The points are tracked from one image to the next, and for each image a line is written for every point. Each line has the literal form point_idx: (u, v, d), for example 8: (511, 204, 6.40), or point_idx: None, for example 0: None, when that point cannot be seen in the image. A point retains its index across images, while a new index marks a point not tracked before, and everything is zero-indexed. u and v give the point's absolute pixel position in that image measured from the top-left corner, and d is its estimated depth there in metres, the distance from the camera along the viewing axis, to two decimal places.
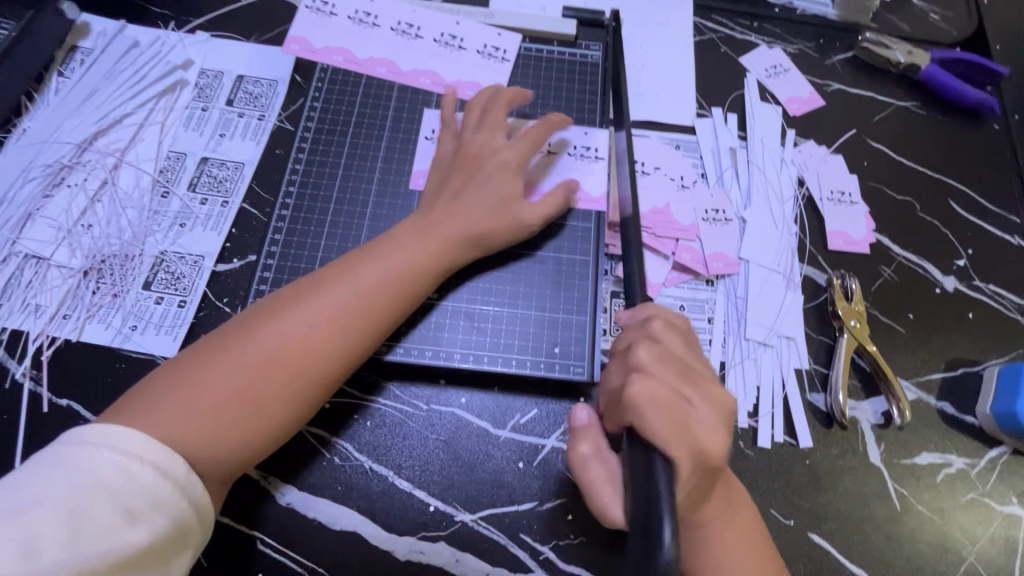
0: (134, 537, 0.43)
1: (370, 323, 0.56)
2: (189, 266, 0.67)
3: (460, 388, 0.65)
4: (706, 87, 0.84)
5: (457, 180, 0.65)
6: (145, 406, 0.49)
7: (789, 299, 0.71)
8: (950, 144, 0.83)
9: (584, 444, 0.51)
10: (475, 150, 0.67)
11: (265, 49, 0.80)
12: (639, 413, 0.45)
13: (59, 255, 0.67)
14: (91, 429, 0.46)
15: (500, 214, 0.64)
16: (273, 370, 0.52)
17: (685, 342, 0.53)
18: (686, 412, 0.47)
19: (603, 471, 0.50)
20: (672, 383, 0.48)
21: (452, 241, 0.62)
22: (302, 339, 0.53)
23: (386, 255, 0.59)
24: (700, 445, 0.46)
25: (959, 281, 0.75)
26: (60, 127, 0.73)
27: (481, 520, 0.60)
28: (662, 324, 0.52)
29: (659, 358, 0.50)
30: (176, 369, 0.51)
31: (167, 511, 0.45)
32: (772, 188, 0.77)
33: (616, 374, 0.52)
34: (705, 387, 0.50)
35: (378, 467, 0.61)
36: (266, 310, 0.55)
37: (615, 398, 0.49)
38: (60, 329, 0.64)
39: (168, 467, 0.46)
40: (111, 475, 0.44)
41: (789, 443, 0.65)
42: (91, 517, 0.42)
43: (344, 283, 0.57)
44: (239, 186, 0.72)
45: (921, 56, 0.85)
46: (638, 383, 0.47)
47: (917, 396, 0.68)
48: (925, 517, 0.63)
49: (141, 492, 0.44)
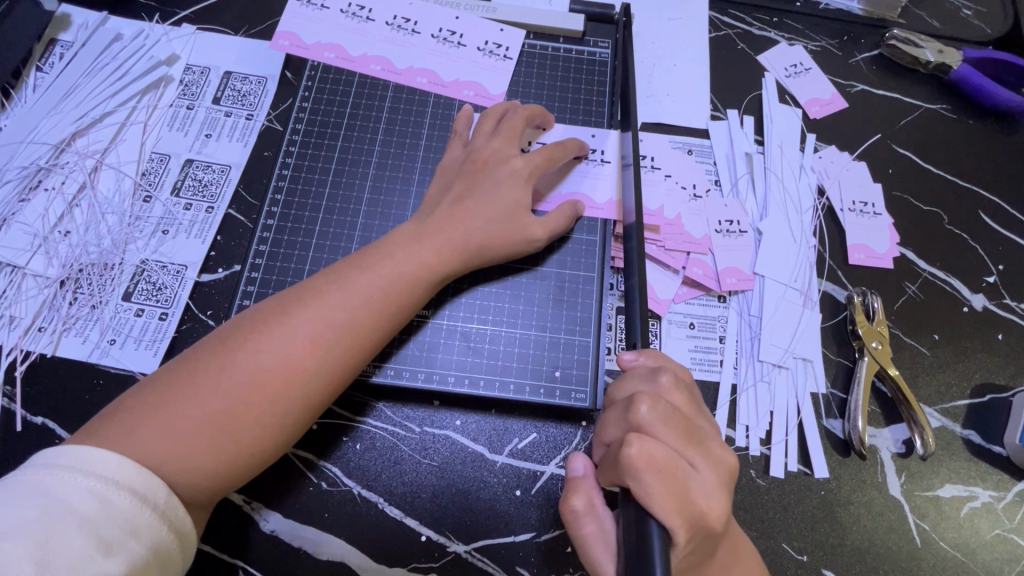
0: (108, 568, 0.39)
1: (360, 340, 0.53)
2: (172, 276, 0.64)
3: (455, 410, 0.61)
4: (721, 87, 0.79)
5: (458, 188, 0.61)
6: (119, 431, 0.45)
7: (807, 318, 0.67)
8: (982, 150, 0.78)
9: (579, 499, 0.48)
10: (477, 157, 0.63)
11: (255, 44, 0.75)
12: (639, 480, 0.42)
13: (35, 264, 0.64)
14: (61, 453, 0.43)
15: (506, 226, 0.60)
16: (256, 391, 0.48)
17: (691, 396, 0.49)
18: (685, 478, 0.43)
19: (595, 528, 0.48)
20: (673, 446, 0.44)
21: (453, 250, 0.58)
22: (288, 357, 0.50)
23: (379, 263, 0.55)
24: (696, 514, 0.43)
25: (989, 299, 0.70)
26: (38, 126, 0.69)
27: (475, 551, 0.57)
28: (671, 378, 0.48)
29: (663, 417, 0.45)
30: (153, 389, 0.48)
31: (144, 538, 0.41)
32: (790, 198, 0.72)
33: (613, 427, 0.47)
34: (708, 447, 0.46)
35: (367, 493, 0.58)
36: (249, 325, 0.51)
37: (613, 456, 0.45)
38: (35, 342, 0.61)
39: (147, 492, 0.43)
40: (83, 501, 0.40)
41: (804, 473, 0.61)
42: (62, 547, 0.38)
43: (333, 293, 0.53)
44: (225, 191, 0.68)
45: (952, 55, 0.79)
46: (638, 447, 0.42)
47: (941, 424, 0.64)
48: (947, 555, 0.59)
49: (116, 519, 0.41)
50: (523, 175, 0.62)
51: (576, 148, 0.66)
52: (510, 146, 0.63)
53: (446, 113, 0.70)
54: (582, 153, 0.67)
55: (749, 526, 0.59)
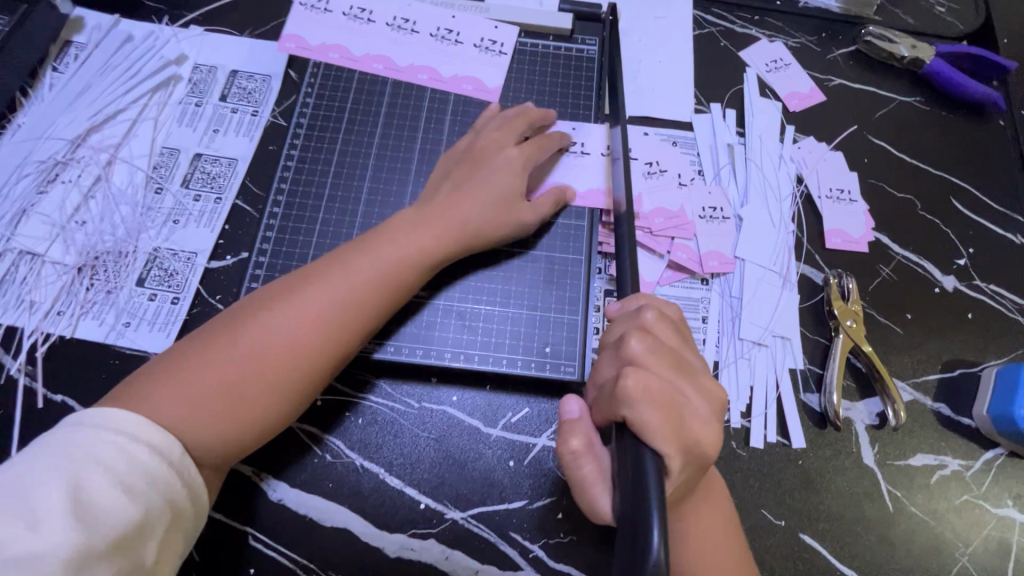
0: (130, 512, 0.43)
1: (362, 320, 0.56)
2: (183, 263, 0.68)
3: (452, 386, 0.65)
4: (705, 82, 0.82)
5: (455, 176, 0.65)
6: (139, 395, 0.49)
7: (785, 298, 0.70)
8: (953, 140, 0.81)
9: (575, 439, 0.49)
10: (474, 149, 0.66)
11: (259, 44, 0.79)
12: (634, 408, 0.44)
13: (53, 251, 0.67)
14: (82, 413, 0.46)
15: (498, 210, 0.64)
16: (265, 362, 0.52)
17: (677, 330, 0.52)
18: (679, 405, 0.46)
19: (593, 467, 0.49)
20: (662, 375, 0.48)
21: (449, 234, 0.61)
22: (295, 331, 0.53)
23: (380, 247, 0.59)
24: (691, 439, 0.46)
25: (959, 280, 0.74)
26: (54, 122, 0.73)
27: (471, 518, 0.60)
28: (655, 313, 0.51)
29: (651, 350, 0.49)
30: (170, 360, 0.52)
31: (161, 489, 0.45)
32: (769, 186, 0.76)
33: (607, 367, 0.51)
34: (697, 379, 0.50)
35: (369, 464, 0.62)
36: (259, 302, 0.55)
37: (608, 392, 0.48)
38: (54, 325, 0.64)
39: (163, 448, 0.46)
40: (105, 452, 0.44)
41: (782, 444, 0.65)
42: (89, 492, 0.42)
43: (339, 274, 0.57)
44: (233, 182, 0.72)
45: (925, 50, 0.84)
46: (633, 377, 0.46)
47: (913, 397, 0.68)
48: (918, 519, 0.63)
49: (136, 469, 0.44)
50: (515, 165, 0.66)
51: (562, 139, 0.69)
52: (507, 138, 0.67)
53: (442, 107, 0.74)
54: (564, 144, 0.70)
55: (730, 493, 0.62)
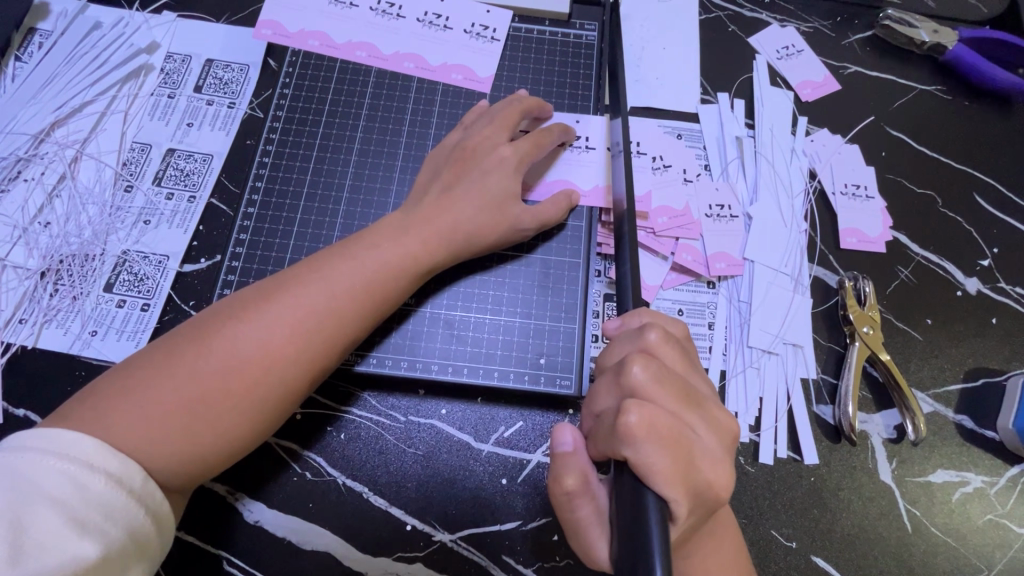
0: (85, 551, 0.38)
1: (341, 331, 0.52)
2: (153, 267, 0.63)
3: (440, 399, 0.61)
4: (712, 70, 0.77)
5: (446, 177, 0.60)
6: (95, 413, 0.45)
7: (797, 303, 0.66)
8: (977, 132, 0.76)
9: (570, 478, 0.45)
10: (466, 145, 0.61)
11: (236, 30, 0.74)
12: (637, 449, 0.40)
13: (15, 255, 0.63)
14: (33, 436, 0.42)
15: (494, 214, 0.59)
16: (234, 377, 0.48)
17: (683, 353, 0.47)
18: (687, 443, 0.42)
19: (589, 508, 0.46)
20: (670, 408, 0.43)
21: (439, 240, 0.57)
22: (267, 344, 0.49)
23: (362, 252, 0.55)
24: (698, 481, 0.42)
25: (983, 282, 0.69)
26: (17, 116, 0.68)
27: (460, 540, 0.56)
28: (660, 335, 0.46)
29: (657, 377, 0.43)
30: (130, 373, 0.47)
31: (121, 522, 0.41)
32: (781, 182, 0.71)
33: (607, 395, 0.45)
34: (706, 409, 0.45)
35: (351, 482, 0.58)
36: (229, 310, 0.51)
37: (607, 426, 0.44)
38: (16, 334, 0.60)
39: (123, 475, 0.42)
40: (57, 484, 0.40)
41: (793, 460, 0.61)
42: (37, 530, 0.38)
43: (317, 281, 0.52)
44: (207, 180, 0.67)
45: (948, 35, 0.78)
46: (637, 413, 0.41)
47: (933, 409, 0.63)
48: (939, 540, 0.59)
49: (92, 502, 0.40)
50: (510, 163, 0.61)
51: (562, 134, 0.65)
52: (501, 133, 0.62)
53: (430, 98, 0.69)
54: (566, 138, 0.66)
55: (737, 513, 0.58)
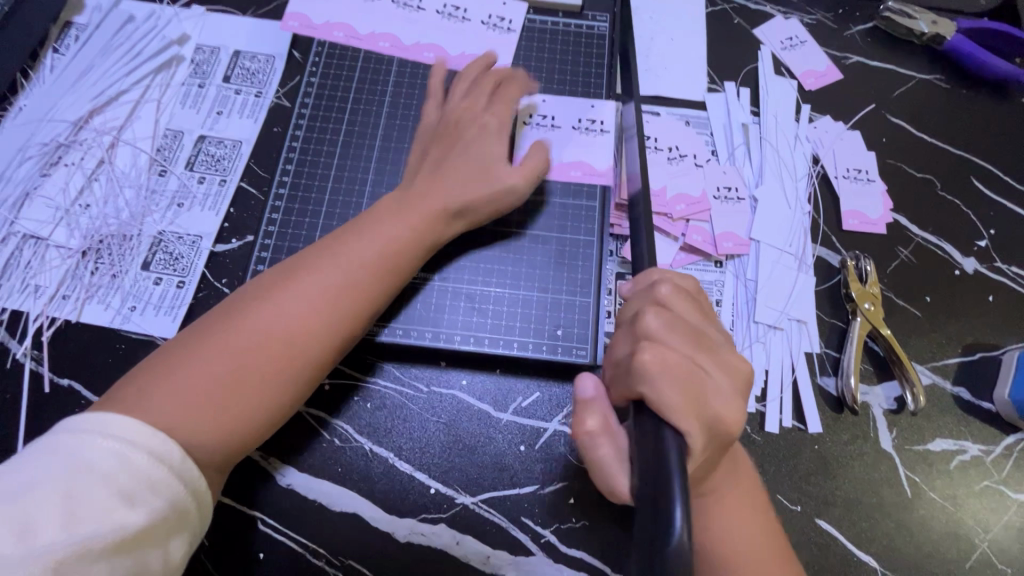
0: (130, 520, 0.42)
1: (356, 307, 0.56)
2: (188, 246, 0.67)
3: (461, 370, 0.64)
4: (718, 60, 0.80)
5: (435, 150, 0.64)
6: (133, 398, 0.48)
7: (801, 281, 0.69)
8: (974, 118, 0.79)
9: (591, 420, 0.47)
10: (452, 115, 0.65)
11: (263, 23, 0.77)
12: (651, 384, 0.43)
13: (57, 235, 0.67)
14: (82, 418, 0.45)
15: (478, 177, 0.62)
16: (261, 355, 0.51)
17: (694, 305, 0.50)
18: (700, 381, 0.45)
19: (611, 448, 0.46)
20: (681, 349, 0.46)
21: (438, 211, 0.60)
22: (288, 324, 0.53)
23: (370, 234, 0.58)
24: (715, 415, 0.44)
25: (980, 262, 0.72)
26: (56, 105, 0.72)
27: (482, 503, 0.60)
28: (671, 287, 0.50)
29: (670, 325, 0.47)
30: (160, 364, 0.50)
31: (162, 495, 0.44)
32: (785, 166, 0.74)
33: (624, 342, 0.49)
34: (719, 355, 0.48)
35: (378, 449, 0.61)
36: (250, 297, 0.54)
37: (625, 369, 0.46)
38: (59, 309, 0.64)
39: (162, 453, 0.45)
40: (104, 461, 0.42)
41: (798, 429, 0.63)
42: (87, 502, 0.41)
43: (330, 263, 0.56)
44: (237, 164, 0.71)
45: (946, 26, 0.80)
46: (650, 352, 0.45)
47: (932, 381, 0.66)
48: (937, 505, 0.61)
49: (135, 477, 0.43)
50: (493, 131, 0.64)
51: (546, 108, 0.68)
52: (493, 108, 0.66)
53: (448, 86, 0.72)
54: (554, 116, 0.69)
55: None
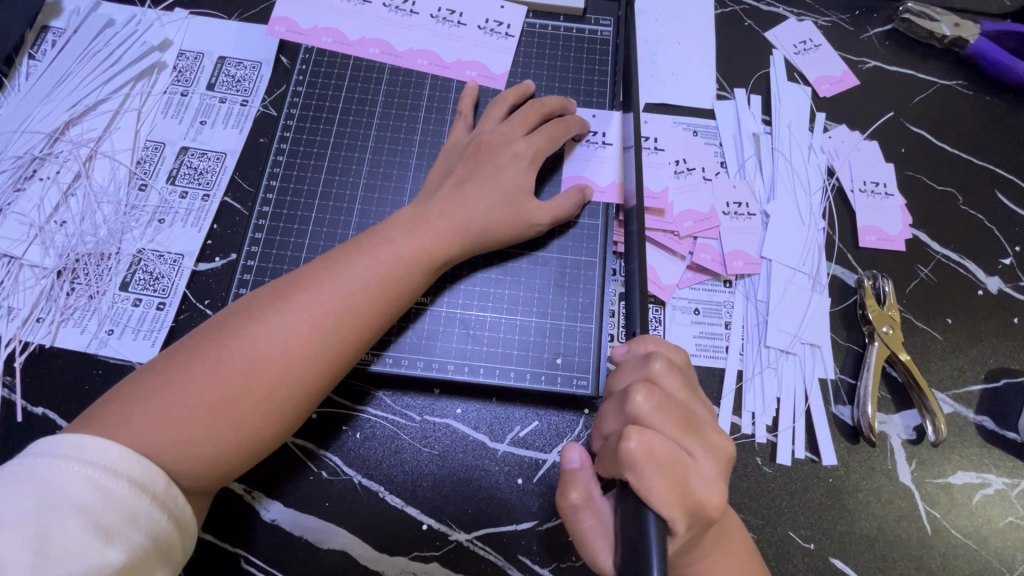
0: (108, 557, 0.39)
1: (359, 328, 0.52)
2: (168, 265, 0.63)
3: (455, 398, 0.60)
4: (728, 66, 0.76)
5: (459, 173, 0.60)
6: (117, 420, 0.45)
7: (816, 302, 0.65)
8: (998, 127, 0.75)
9: (575, 492, 0.46)
10: (480, 140, 0.62)
11: (248, 28, 0.74)
12: (637, 475, 0.41)
13: (32, 254, 0.63)
14: (58, 441, 0.42)
15: (507, 210, 0.59)
16: (255, 376, 0.48)
17: (687, 381, 0.47)
18: (684, 468, 0.42)
19: (593, 521, 0.46)
20: (668, 435, 0.43)
21: (452, 234, 0.57)
22: (287, 344, 0.49)
23: (377, 248, 0.54)
24: (695, 504, 0.42)
25: (1005, 282, 0.68)
26: (31, 115, 0.68)
27: (477, 540, 0.56)
28: (665, 364, 0.46)
29: (659, 407, 0.43)
30: (151, 377, 0.47)
31: (144, 527, 0.41)
32: (799, 179, 0.70)
33: (611, 419, 0.45)
34: (706, 436, 0.45)
35: (367, 482, 0.58)
36: (247, 311, 0.51)
37: (611, 450, 0.43)
38: (33, 333, 0.60)
39: (145, 481, 0.42)
40: (82, 491, 0.40)
41: (811, 461, 0.60)
42: (61, 538, 0.38)
43: (334, 278, 0.52)
44: (221, 178, 0.67)
45: (969, 28, 0.76)
46: (637, 440, 0.41)
47: (954, 410, 0.62)
48: (959, 543, 0.58)
49: (115, 508, 0.40)
50: (523, 158, 0.61)
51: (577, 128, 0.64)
52: (516, 129, 0.62)
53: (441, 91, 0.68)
54: (581, 134, 0.65)
55: (755, 515, 0.58)
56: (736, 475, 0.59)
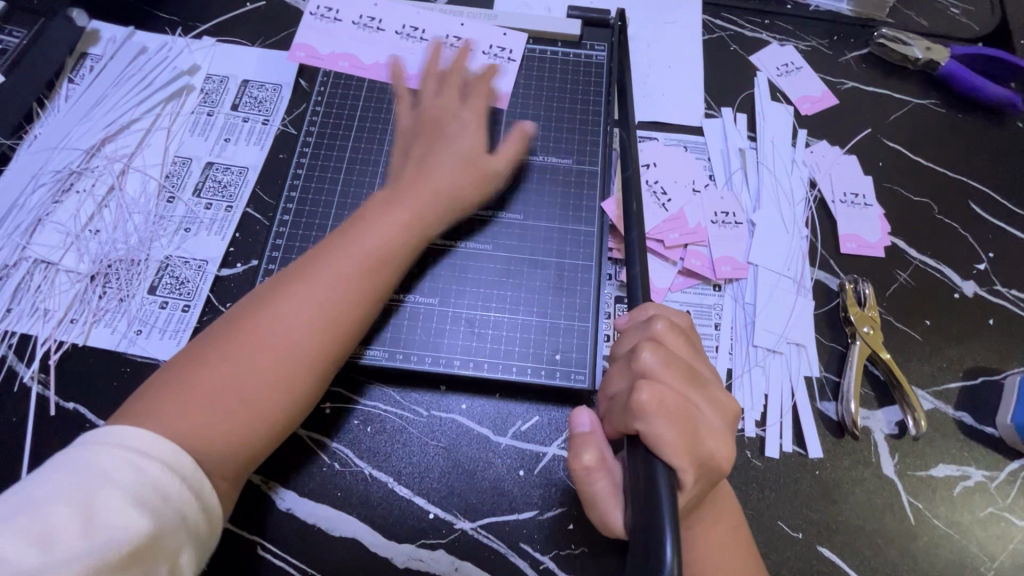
0: (143, 529, 0.42)
1: (353, 306, 0.56)
2: (194, 270, 0.68)
3: (461, 394, 0.64)
4: (715, 86, 0.82)
5: (413, 157, 0.66)
6: (140, 417, 0.48)
7: (800, 305, 0.69)
8: (970, 142, 0.80)
9: (588, 455, 0.48)
10: (427, 115, 0.69)
11: (270, 54, 0.80)
12: (648, 423, 0.44)
13: (68, 260, 0.68)
14: (103, 432, 0.46)
15: (469, 197, 0.65)
16: (261, 363, 0.52)
17: (690, 342, 0.51)
18: (693, 420, 0.45)
19: (605, 482, 0.48)
20: (677, 387, 0.46)
21: (422, 210, 0.62)
22: (285, 329, 0.53)
23: (362, 236, 0.59)
24: (700, 453, 0.44)
25: (979, 286, 0.72)
26: (70, 133, 0.74)
27: (481, 528, 0.59)
28: (666, 324, 0.50)
29: (665, 362, 0.47)
30: (168, 378, 0.51)
31: (175, 505, 0.44)
32: (782, 190, 0.75)
33: (619, 379, 0.49)
34: (710, 392, 0.48)
35: (377, 473, 0.61)
36: (247, 307, 0.55)
37: (621, 405, 0.47)
38: (67, 333, 0.65)
39: (176, 463, 0.45)
40: (119, 470, 0.43)
41: (798, 454, 0.63)
42: (101, 510, 0.41)
43: (322, 265, 0.56)
44: (243, 191, 0.72)
45: (940, 52, 0.82)
46: (648, 391, 0.44)
47: (934, 406, 0.66)
48: (942, 533, 0.61)
49: (147, 485, 0.43)
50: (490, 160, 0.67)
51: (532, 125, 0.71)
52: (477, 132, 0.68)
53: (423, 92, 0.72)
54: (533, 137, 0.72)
55: (746, 504, 0.61)
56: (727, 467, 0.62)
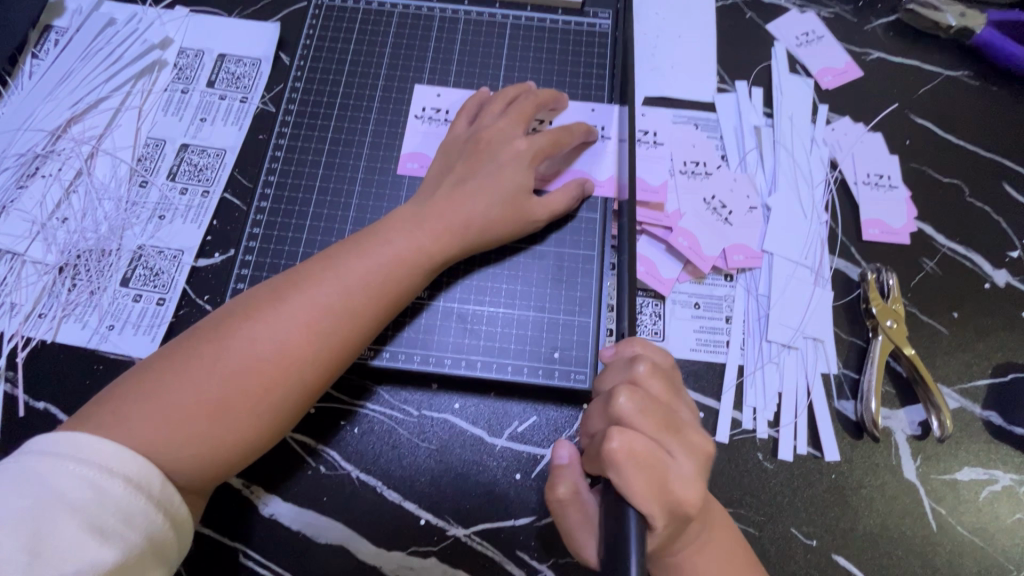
0: (103, 555, 0.39)
1: (355, 328, 0.52)
2: (168, 261, 0.64)
3: (453, 394, 0.60)
4: (729, 58, 0.75)
5: (460, 170, 0.59)
6: (112, 419, 0.45)
7: (818, 297, 0.64)
8: (1007, 118, 0.74)
9: (564, 486, 0.48)
10: (482, 134, 0.61)
11: (247, 24, 0.74)
12: (619, 473, 0.40)
13: (34, 251, 0.64)
14: (54, 440, 0.42)
15: (507, 210, 0.58)
16: (249, 378, 0.48)
17: (671, 384, 0.47)
18: (667, 474, 0.42)
19: (580, 517, 0.47)
20: (651, 437, 0.43)
21: (453, 229, 0.56)
22: (282, 344, 0.49)
23: (376, 249, 0.54)
24: (673, 505, 0.42)
25: (1012, 275, 0.67)
26: (34, 113, 0.69)
27: (475, 535, 0.56)
28: (647, 366, 0.46)
29: (641, 408, 0.44)
30: (147, 376, 0.47)
31: (140, 527, 0.41)
32: (801, 172, 0.70)
33: (596, 419, 0.46)
34: (689, 441, 0.45)
35: (365, 477, 0.58)
36: (242, 310, 0.50)
37: (595, 449, 0.44)
38: (35, 328, 0.61)
39: (141, 480, 0.42)
40: (77, 490, 0.40)
41: (814, 456, 0.59)
42: (56, 536, 0.38)
43: (332, 278, 0.52)
44: (220, 175, 0.67)
45: (975, 18, 0.75)
46: (619, 440, 0.41)
47: (960, 405, 0.61)
48: (965, 540, 0.57)
49: (109, 506, 0.40)
50: (525, 156, 0.60)
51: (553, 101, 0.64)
52: (515, 126, 0.61)
53: (468, 104, 0.65)
54: (558, 104, 0.65)
55: (756, 511, 0.57)
56: (735, 471, 0.58)
